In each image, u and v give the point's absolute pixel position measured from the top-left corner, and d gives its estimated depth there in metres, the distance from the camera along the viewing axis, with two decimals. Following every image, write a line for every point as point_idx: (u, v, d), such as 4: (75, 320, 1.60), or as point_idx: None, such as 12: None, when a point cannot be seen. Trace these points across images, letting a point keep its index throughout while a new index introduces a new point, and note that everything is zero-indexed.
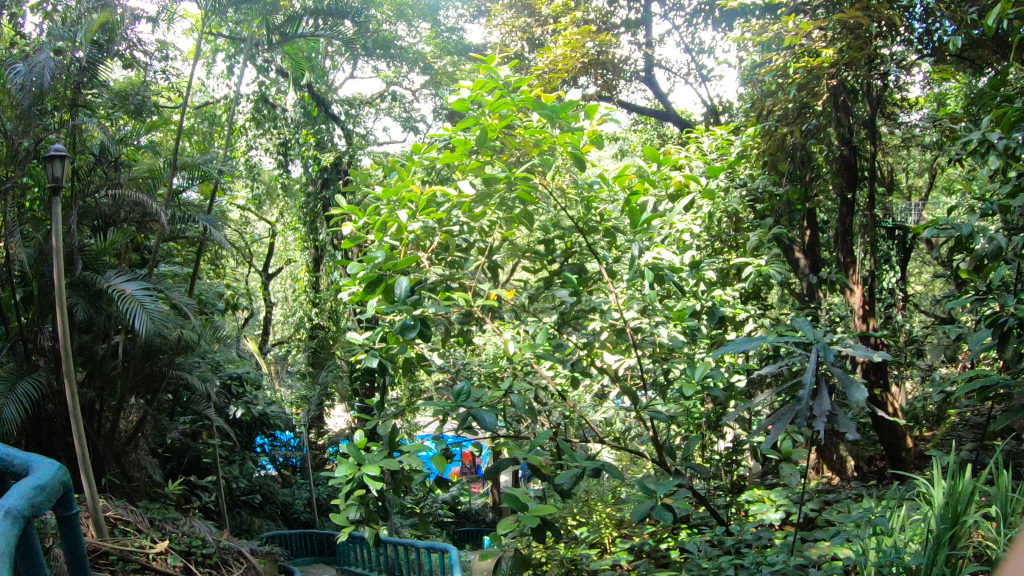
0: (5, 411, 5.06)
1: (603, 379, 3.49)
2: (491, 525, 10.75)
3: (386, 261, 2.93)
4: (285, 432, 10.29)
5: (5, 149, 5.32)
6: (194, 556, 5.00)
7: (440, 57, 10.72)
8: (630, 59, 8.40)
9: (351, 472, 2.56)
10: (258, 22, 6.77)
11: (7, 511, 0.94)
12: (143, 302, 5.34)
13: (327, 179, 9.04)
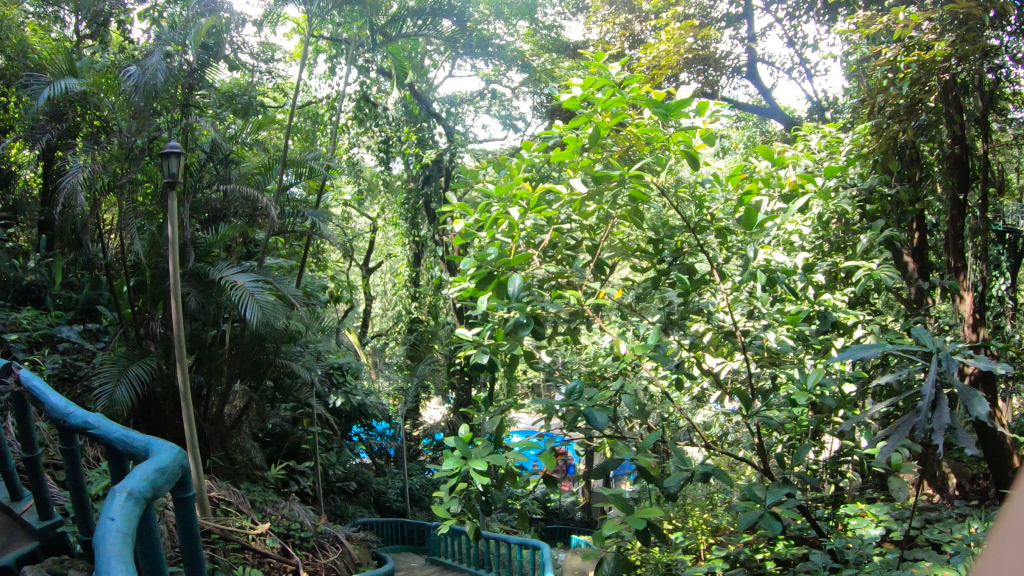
0: (119, 392, 5.37)
1: (704, 382, 3.44)
2: (578, 524, 10.76)
3: (498, 258, 2.94)
4: (380, 423, 10.55)
5: (124, 147, 5.67)
6: (293, 538, 5.16)
7: (539, 55, 10.70)
8: (732, 54, 8.22)
9: (456, 468, 2.62)
10: (361, 23, 6.97)
11: (128, 491, 1.20)
12: (253, 293, 5.55)
13: (428, 176, 9.59)
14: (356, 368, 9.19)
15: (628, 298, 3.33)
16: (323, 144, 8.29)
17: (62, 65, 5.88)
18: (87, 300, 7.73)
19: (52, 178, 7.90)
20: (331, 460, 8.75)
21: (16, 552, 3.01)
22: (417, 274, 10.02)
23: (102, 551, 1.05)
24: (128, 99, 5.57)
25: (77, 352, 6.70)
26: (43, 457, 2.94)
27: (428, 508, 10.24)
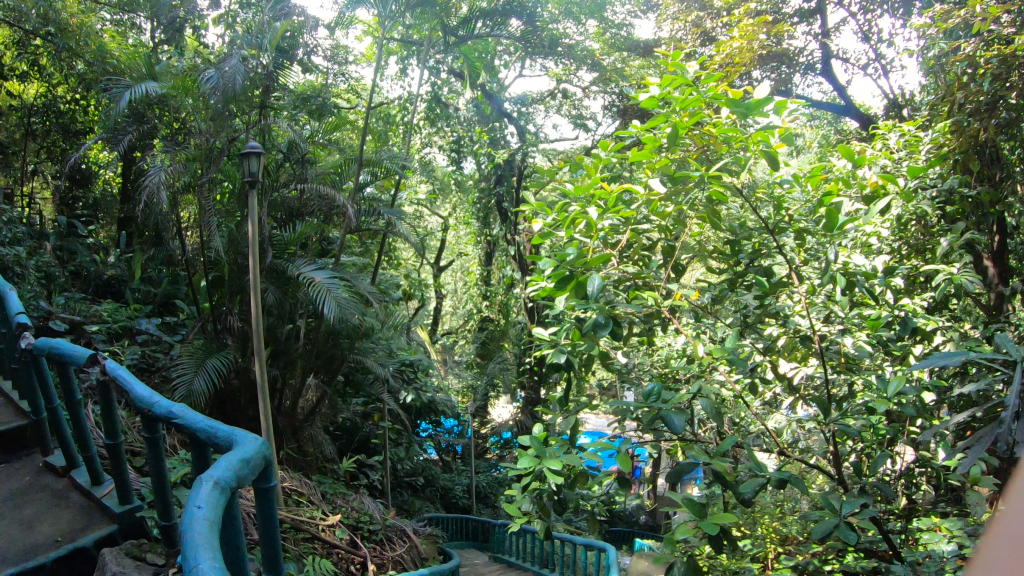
0: (198, 383, 5.58)
1: (777, 387, 3.38)
2: (642, 527, 10.65)
3: (578, 258, 3.03)
4: (447, 420, 10.66)
5: (204, 148, 5.87)
6: (361, 531, 5.26)
7: (609, 54, 10.64)
8: (805, 50, 8.02)
9: (530, 466, 2.72)
10: (433, 24, 7.06)
11: (220, 474, 1.56)
12: (330, 289, 5.68)
13: (499, 175, 10.00)
14: (426, 365, 9.31)
15: (705, 299, 3.38)
16: (396, 145, 8.46)
17: (140, 69, 6.30)
18: (165, 294, 8.04)
19: (133, 177, 8.28)
20: (400, 455, 8.86)
21: (97, 534, 3.16)
22: (489, 272, 10.80)
23: (188, 533, 1.32)
24: (208, 102, 5.76)
25: (156, 344, 6.98)
26: (125, 445, 3.08)
27: (493, 505, 10.29)
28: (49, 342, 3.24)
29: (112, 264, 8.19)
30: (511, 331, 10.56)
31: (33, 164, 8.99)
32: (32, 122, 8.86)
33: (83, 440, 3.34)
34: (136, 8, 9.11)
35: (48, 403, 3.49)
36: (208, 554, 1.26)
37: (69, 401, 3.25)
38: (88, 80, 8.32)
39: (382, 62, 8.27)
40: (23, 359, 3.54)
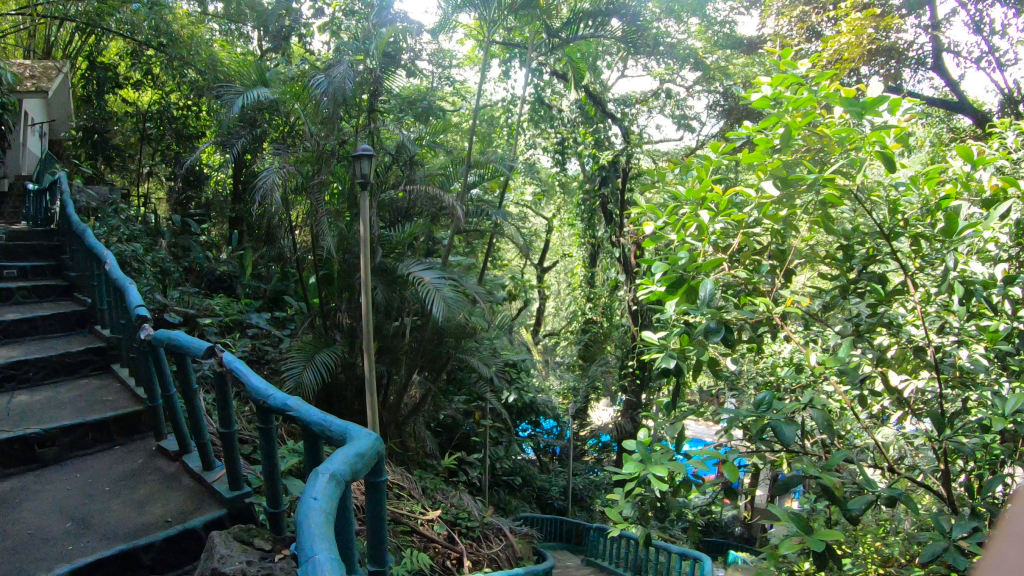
0: (306, 376, 5.83)
1: (886, 399, 3.26)
2: (738, 539, 10.39)
3: (689, 263, 3.02)
4: (544, 421, 10.70)
5: (315, 150, 6.15)
6: (459, 527, 5.35)
7: (711, 52, 10.46)
8: (915, 44, 7.63)
9: (636, 472, 2.78)
10: (536, 26, 7.13)
11: (343, 466, 1.71)
12: (438, 288, 5.80)
13: (605, 177, 9.75)
14: (525, 365, 9.38)
15: (813, 306, 3.31)
16: (499, 146, 8.58)
17: (253, 76, 6.74)
18: (274, 291, 8.43)
19: (248, 178, 8.72)
20: (499, 454, 8.94)
21: (206, 516, 3.33)
22: (594, 274, 10.83)
23: (303, 521, 1.42)
24: (318, 106, 6.01)
25: (265, 338, 7.32)
26: (238, 433, 3.25)
27: (589, 508, 10.26)
28: (168, 333, 3.44)
29: (225, 260, 8.67)
30: (615, 334, 10.39)
31: (148, 165, 10.51)
32: (148, 127, 10.35)
33: (197, 427, 3.54)
34: (244, 18, 10.12)
35: (166, 391, 3.71)
36: (322, 540, 1.37)
37: (185, 390, 3.44)
38: (199, 87, 9.47)
39: (485, 65, 8.39)
40: (145, 348, 3.79)
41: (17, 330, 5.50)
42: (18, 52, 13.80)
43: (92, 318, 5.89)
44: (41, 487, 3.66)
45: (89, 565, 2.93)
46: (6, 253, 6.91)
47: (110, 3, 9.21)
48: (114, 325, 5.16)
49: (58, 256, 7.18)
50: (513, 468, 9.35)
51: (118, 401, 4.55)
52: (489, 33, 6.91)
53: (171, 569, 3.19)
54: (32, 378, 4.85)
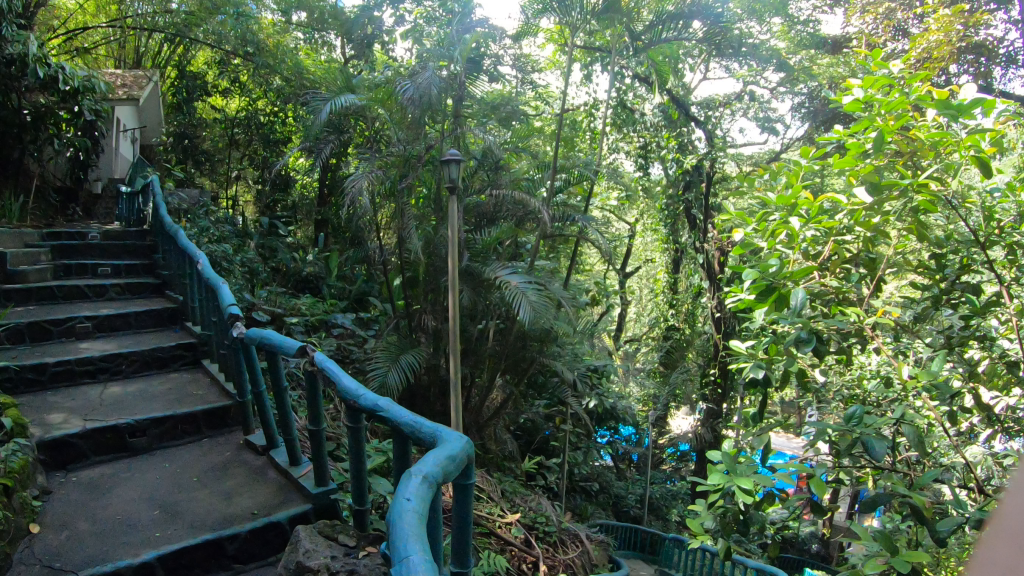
0: (391, 376, 5.98)
1: (974, 417, 3.13)
2: (819, 557, 10.07)
3: (781, 270, 3.04)
4: (622, 428, 10.61)
5: (402, 155, 6.32)
6: (536, 531, 5.33)
7: (795, 52, 10.21)
8: (1007, 40, 7.28)
9: (722, 482, 2.88)
10: (620, 30, 7.11)
11: (435, 471, 1.86)
12: (524, 292, 5.86)
13: (689, 181, 9.58)
14: (605, 371, 9.33)
15: (903, 317, 3.22)
16: (582, 150, 8.61)
17: (343, 82, 6.96)
18: (359, 292, 8.63)
19: (336, 181, 8.99)
20: (577, 458, 8.93)
21: (291, 510, 3.45)
22: (677, 280, 10.67)
23: (398, 524, 1.59)
24: (406, 110, 6.17)
25: (350, 338, 7.50)
26: (326, 431, 3.35)
27: (665, 518, 10.10)
28: (260, 332, 3.58)
29: (312, 261, 8.96)
30: (698, 342, 10.19)
31: (236, 169, 10.94)
32: (236, 133, 10.74)
33: (286, 423, 3.67)
34: (327, 27, 10.44)
35: (255, 386, 3.86)
36: (416, 542, 1.53)
37: (275, 386, 3.57)
38: (286, 94, 9.80)
39: (567, 70, 8.36)
40: (238, 345, 3.97)
41: (111, 325, 5.82)
42: (110, 63, 14.51)
43: (184, 315, 6.16)
44: (131, 474, 3.88)
45: (175, 552, 3.09)
46: (102, 252, 7.30)
47: (198, 15, 9.65)
48: (204, 322, 5.41)
49: (150, 255, 7.54)
50: (590, 474, 9.30)
51: (208, 395, 4.77)
52: (572, 37, 6.91)
53: (253, 560, 3.32)
54: (125, 370, 5.13)
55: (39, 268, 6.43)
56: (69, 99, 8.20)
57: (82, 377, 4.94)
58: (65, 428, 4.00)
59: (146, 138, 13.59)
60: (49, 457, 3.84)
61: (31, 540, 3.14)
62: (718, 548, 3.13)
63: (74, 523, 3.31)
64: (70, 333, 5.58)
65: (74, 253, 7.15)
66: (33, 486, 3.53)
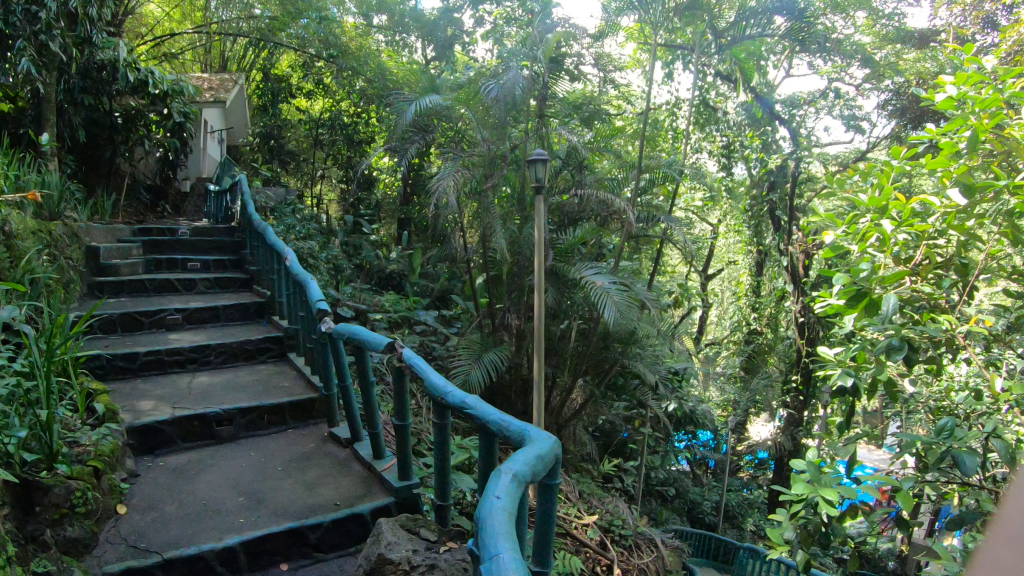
0: (475, 374, 6.15)
1: None
2: None
3: (872, 274, 2.97)
4: (700, 432, 10.43)
5: (487, 155, 6.47)
6: (612, 533, 5.01)
7: (882, 47, 9.86)
8: None
9: (806, 492, 2.98)
10: (702, 27, 7.00)
11: (526, 469, 1.92)
12: (610, 293, 5.89)
13: (773, 181, 9.28)
14: (686, 374, 9.17)
15: (999, 326, 3.09)
16: (664, 149, 8.51)
17: (429, 83, 7.10)
18: (442, 289, 8.73)
19: (420, 180, 9.15)
20: (654, 462, 8.85)
21: (374, 503, 3.52)
22: (760, 283, 10.38)
23: (487, 522, 1.63)
24: (492, 109, 6.32)
25: (432, 335, 7.59)
26: (410, 426, 3.41)
27: (740, 527, 9.85)
28: (348, 327, 3.67)
29: (396, 259, 9.15)
30: (780, 347, 9.89)
31: (322, 168, 11.26)
32: (321, 134, 11.04)
33: (371, 417, 3.75)
34: (408, 29, 10.62)
35: (341, 380, 3.95)
36: (505, 539, 1.57)
37: (362, 379, 3.66)
38: (369, 95, 10.03)
39: (647, 68, 8.21)
40: (326, 340, 4.08)
41: (201, 317, 6.07)
42: (196, 67, 15.16)
43: (270, 309, 6.38)
44: (217, 461, 4.05)
45: (257, 537, 3.19)
46: (193, 247, 7.63)
47: (284, 18, 9.98)
48: (291, 316, 5.59)
49: (238, 250, 7.83)
50: (666, 479, 9.16)
51: (293, 386, 4.93)
52: (653, 36, 6.83)
53: (335, 549, 3.39)
54: (213, 361, 5.34)
55: (132, 262, 6.76)
56: (158, 103, 8.76)
57: (171, 366, 5.17)
58: (154, 414, 4.21)
59: (234, 138, 14.09)
60: (139, 441, 4.04)
61: (118, 521, 3.31)
62: (797, 560, 3.20)
63: (162, 506, 3.48)
64: (161, 324, 5.85)
65: (165, 248, 7.49)
66: (122, 469, 3.73)
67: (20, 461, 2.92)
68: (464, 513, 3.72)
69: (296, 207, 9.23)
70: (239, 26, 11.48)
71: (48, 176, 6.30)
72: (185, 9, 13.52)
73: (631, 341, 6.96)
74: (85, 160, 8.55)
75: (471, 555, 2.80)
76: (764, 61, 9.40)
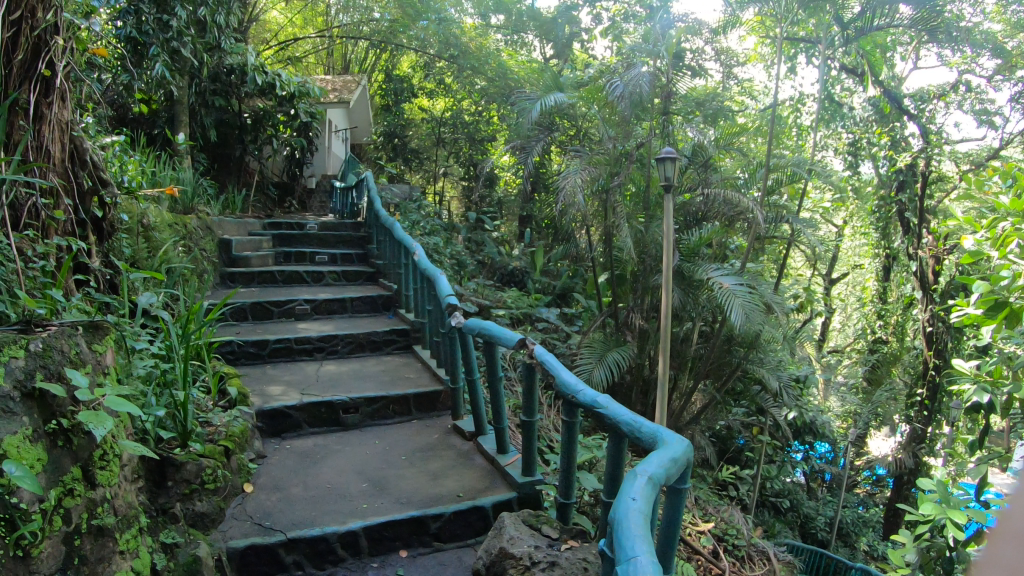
0: (597, 373, 6.16)
1: None
2: None
3: (1015, 283, 2.75)
4: (818, 443, 9.91)
5: (612, 153, 6.45)
6: (726, 542, 4.84)
7: (1015, 36, 9.16)
8: None
9: (932, 513, 2.79)
10: (827, 19, 6.69)
11: (661, 473, 1.93)
12: (736, 295, 5.74)
13: (902, 181, 8.70)
14: (808, 382, 8.78)
15: None
16: (790, 148, 8.20)
17: (553, 82, 7.14)
18: (562, 287, 8.74)
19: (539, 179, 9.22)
20: (771, 472, 8.52)
21: (497, 497, 3.55)
22: (887, 288, 9.80)
23: (624, 523, 1.66)
24: (618, 106, 6.31)
25: (554, 332, 7.59)
26: (537, 422, 3.43)
27: (853, 546, 9.16)
28: (480, 322, 3.72)
29: (518, 257, 9.29)
30: (905, 357, 9.32)
31: (444, 166, 11.53)
32: (443, 132, 11.30)
33: (497, 411, 3.80)
34: (526, 28, 10.72)
35: (469, 374, 4.02)
36: (641, 544, 1.59)
37: (490, 374, 3.71)
38: (490, 94, 10.19)
39: (770, 62, 7.92)
40: (456, 334, 4.17)
41: (328, 308, 6.33)
42: (319, 70, 15.88)
43: (396, 301, 6.54)
44: (341, 447, 4.22)
45: (381, 523, 3.30)
46: (322, 241, 7.98)
47: (405, 21, 10.30)
48: (417, 309, 5.74)
49: (365, 245, 8.11)
50: (781, 490, 8.74)
51: (419, 378, 5.06)
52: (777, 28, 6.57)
53: (456, 540, 3.45)
54: (340, 351, 5.56)
55: (263, 255, 7.16)
56: (284, 103, 9.22)
57: (300, 354, 5.44)
58: (284, 400, 4.44)
59: (360, 137, 14.65)
60: (267, 425, 4.28)
61: (246, 498, 3.52)
62: None
63: (288, 487, 3.66)
64: (291, 314, 6.15)
65: (295, 241, 7.89)
66: (252, 450, 3.96)
67: (160, 437, 3.15)
68: (582, 512, 3.69)
69: (420, 203, 9.48)
70: (360, 29, 11.92)
71: (181, 173, 6.77)
72: (307, 14, 14.15)
73: (753, 346, 6.71)
74: (217, 160, 9.34)
75: (594, 554, 2.75)
76: (891, 52, 8.92)
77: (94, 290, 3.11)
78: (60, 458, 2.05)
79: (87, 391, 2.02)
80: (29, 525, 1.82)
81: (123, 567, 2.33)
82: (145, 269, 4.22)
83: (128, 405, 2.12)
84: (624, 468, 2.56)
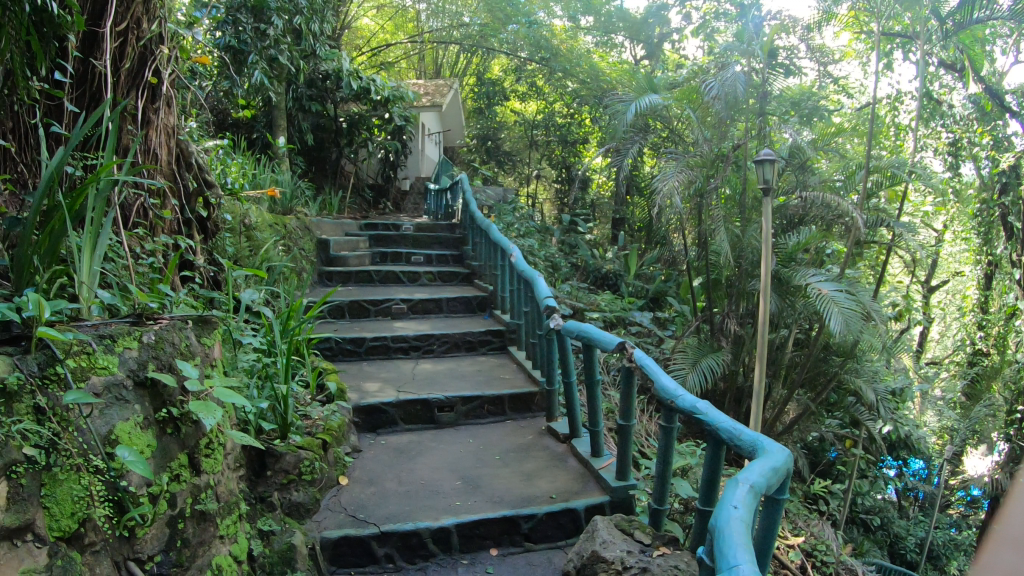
0: (689, 379, 6.06)
1: None
2: None
3: None
4: (913, 459, 9.38)
5: (708, 156, 6.32)
6: (816, 559, 4.67)
7: None
8: None
9: None
10: (924, 13, 6.35)
11: (763, 482, 1.89)
12: (838, 301, 5.54)
13: (1006, 183, 8.39)
14: (905, 395, 8.38)
15: None
16: (888, 148, 7.86)
17: (645, 83, 7.07)
18: (656, 291, 8.64)
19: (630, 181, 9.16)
20: (863, 488, 8.18)
21: (589, 500, 3.54)
22: (988, 298, 9.30)
23: (726, 530, 1.63)
24: (712, 107, 6.21)
25: (646, 336, 7.51)
26: (634, 427, 3.39)
27: (943, 570, 8.70)
28: (578, 325, 3.72)
29: (612, 260, 9.24)
30: (1006, 371, 8.67)
31: (536, 168, 11.59)
32: (535, 134, 11.37)
33: (592, 414, 3.79)
34: (616, 29, 10.68)
35: (565, 376, 4.02)
36: (743, 551, 1.56)
37: (588, 376, 3.70)
38: (583, 95, 10.20)
39: (866, 60, 7.62)
40: (553, 336, 4.18)
41: (425, 308, 6.46)
42: (412, 74, 16.26)
43: (491, 303, 6.56)
44: (435, 444, 4.31)
45: (474, 520, 3.35)
46: (418, 242, 8.17)
47: (495, 25, 10.43)
48: (512, 310, 5.78)
49: (460, 246, 8.24)
50: (873, 506, 8.25)
51: (515, 379, 5.10)
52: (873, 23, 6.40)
53: (547, 541, 3.46)
54: (436, 350, 5.68)
55: (361, 255, 7.39)
56: (379, 108, 9.51)
57: (396, 352, 5.58)
58: (380, 396, 4.56)
59: (452, 140, 14.92)
60: (363, 420, 4.42)
61: (341, 491, 3.63)
62: None
63: (383, 482, 3.76)
64: (388, 313, 6.32)
65: (391, 242, 8.10)
66: (348, 444, 4.08)
67: (263, 429, 3.30)
68: (672, 519, 3.63)
69: (514, 205, 9.57)
70: (451, 34, 12.14)
71: (282, 176, 7.07)
72: (398, 20, 14.44)
73: (851, 353, 6.45)
74: (315, 163, 9.71)
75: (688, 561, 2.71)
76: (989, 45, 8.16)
77: (200, 286, 3.28)
78: (169, 445, 2.18)
79: (197, 383, 2.12)
80: (139, 509, 1.95)
81: (224, 551, 2.44)
82: (248, 267, 4.43)
83: (234, 397, 2.23)
84: (721, 478, 2.50)
